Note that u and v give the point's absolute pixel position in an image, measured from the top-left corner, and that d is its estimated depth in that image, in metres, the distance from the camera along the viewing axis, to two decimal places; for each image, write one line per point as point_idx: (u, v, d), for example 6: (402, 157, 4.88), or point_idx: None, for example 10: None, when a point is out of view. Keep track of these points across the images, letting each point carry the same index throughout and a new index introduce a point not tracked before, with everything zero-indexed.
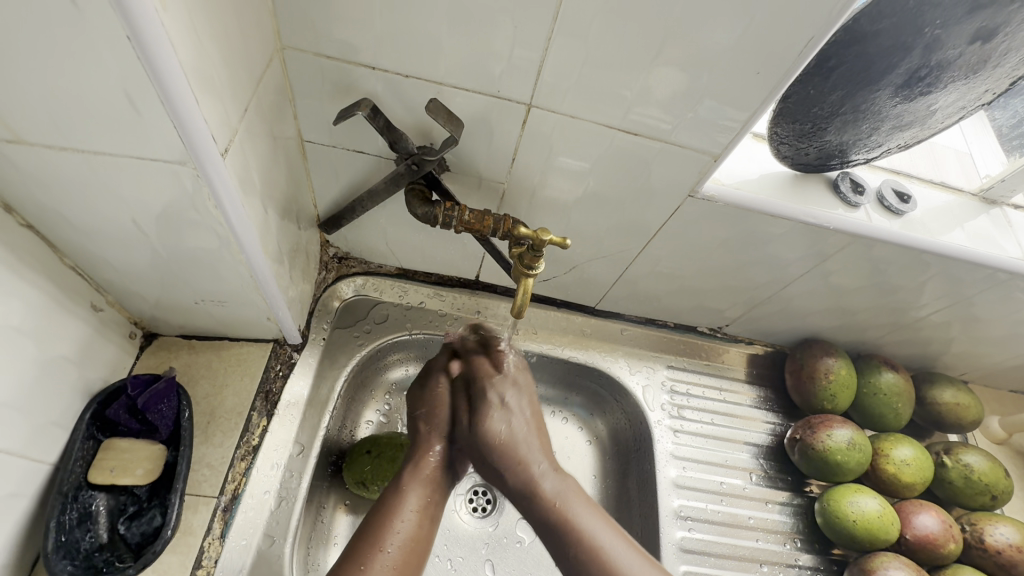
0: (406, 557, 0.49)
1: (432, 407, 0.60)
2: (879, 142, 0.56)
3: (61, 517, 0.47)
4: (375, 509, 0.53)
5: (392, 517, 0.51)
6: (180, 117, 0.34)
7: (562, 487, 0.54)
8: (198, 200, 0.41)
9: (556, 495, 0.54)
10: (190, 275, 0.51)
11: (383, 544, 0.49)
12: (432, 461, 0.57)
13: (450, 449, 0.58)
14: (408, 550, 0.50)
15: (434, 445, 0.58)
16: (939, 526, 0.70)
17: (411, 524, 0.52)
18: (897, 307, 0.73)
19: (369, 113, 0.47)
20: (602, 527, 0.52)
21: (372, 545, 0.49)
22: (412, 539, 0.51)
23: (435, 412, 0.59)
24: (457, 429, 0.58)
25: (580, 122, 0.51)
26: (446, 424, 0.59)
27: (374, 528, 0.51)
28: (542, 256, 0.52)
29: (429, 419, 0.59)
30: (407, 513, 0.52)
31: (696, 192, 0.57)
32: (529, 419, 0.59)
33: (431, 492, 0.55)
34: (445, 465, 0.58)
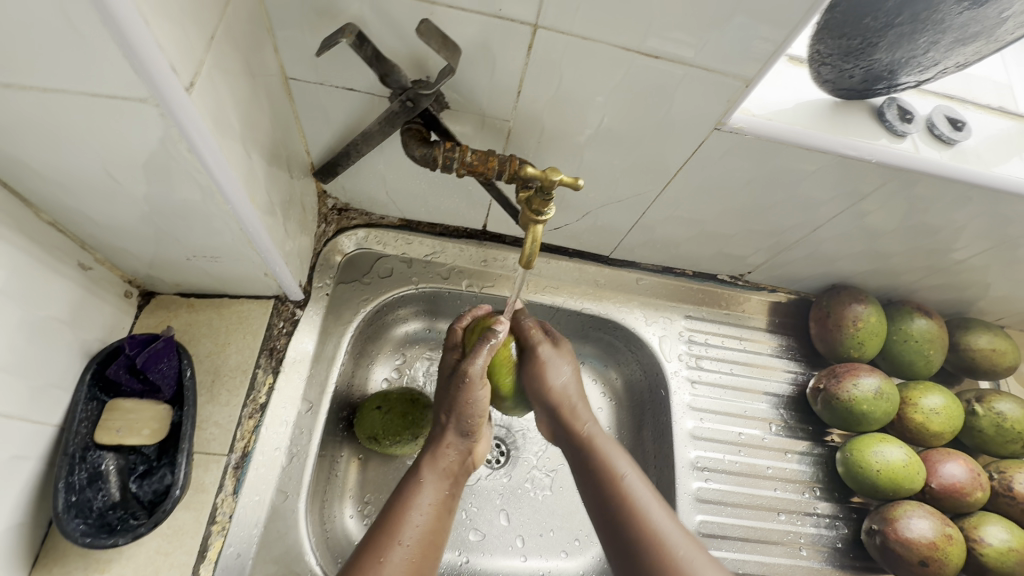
0: (423, 553, 0.47)
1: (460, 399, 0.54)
2: (934, 60, 0.49)
3: (69, 477, 0.47)
4: (388, 504, 0.51)
5: (407, 511, 0.49)
6: (130, 44, 0.29)
7: (607, 445, 0.56)
8: (167, 142, 0.37)
9: (603, 449, 0.55)
10: (177, 230, 0.48)
11: (399, 538, 0.47)
12: (449, 452, 0.55)
13: (470, 443, 0.56)
14: (423, 545, 0.48)
15: (452, 439, 0.55)
16: (966, 475, 0.67)
17: (427, 517, 0.50)
18: (934, 250, 0.68)
19: (355, 42, 0.42)
20: (646, 493, 0.51)
21: (388, 537, 0.47)
22: (429, 533, 0.49)
23: (465, 404, 0.54)
24: (478, 423, 0.56)
25: (594, 45, 0.45)
26: (470, 421, 0.55)
27: (390, 521, 0.48)
28: (552, 200, 0.47)
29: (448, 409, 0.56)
30: (423, 506, 0.50)
31: (723, 125, 0.51)
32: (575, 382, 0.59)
33: (446, 486, 0.53)
34: (463, 457, 0.56)
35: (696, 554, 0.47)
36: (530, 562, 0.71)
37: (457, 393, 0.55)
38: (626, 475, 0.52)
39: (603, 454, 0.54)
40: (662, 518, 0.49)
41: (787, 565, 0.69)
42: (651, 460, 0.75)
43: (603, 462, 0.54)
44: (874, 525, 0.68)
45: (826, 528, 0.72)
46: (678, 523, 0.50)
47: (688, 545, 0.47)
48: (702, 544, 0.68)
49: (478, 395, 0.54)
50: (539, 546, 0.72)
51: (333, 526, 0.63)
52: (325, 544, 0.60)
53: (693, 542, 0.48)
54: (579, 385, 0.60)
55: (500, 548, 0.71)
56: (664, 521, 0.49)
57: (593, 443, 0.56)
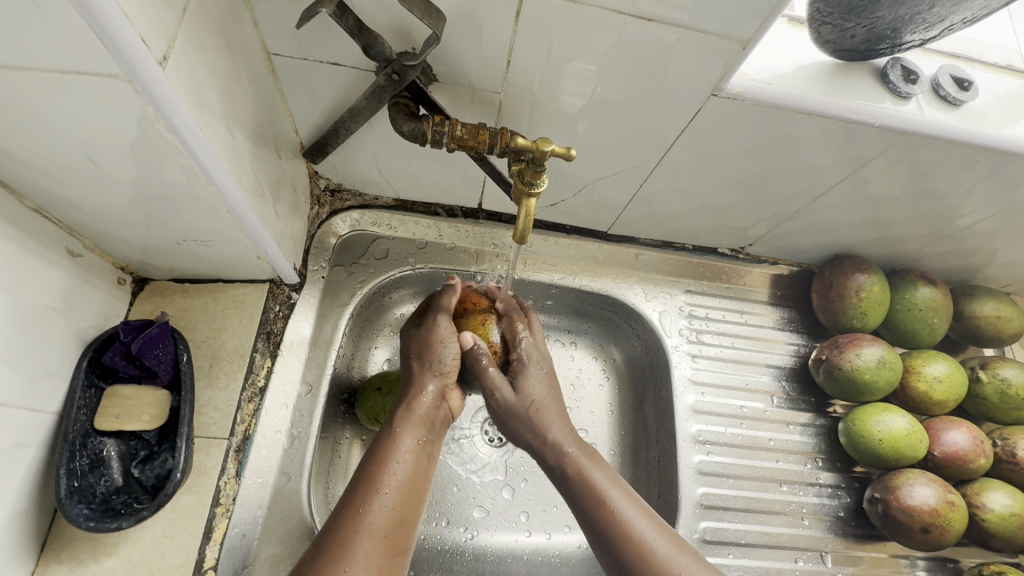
0: (406, 497, 0.46)
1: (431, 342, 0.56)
2: (941, 17, 0.47)
3: (70, 464, 0.47)
4: (365, 455, 0.49)
5: (386, 459, 0.48)
6: (95, 17, 0.28)
7: (587, 462, 0.53)
8: (144, 121, 0.36)
9: (583, 469, 0.52)
10: (165, 214, 0.47)
11: (381, 485, 0.46)
12: (423, 402, 0.54)
13: (444, 388, 0.55)
14: (407, 491, 0.47)
15: (427, 381, 0.55)
16: (969, 442, 0.67)
17: (408, 464, 0.48)
18: (939, 217, 0.67)
19: (336, 11, 0.40)
20: (624, 503, 0.50)
21: (368, 488, 0.46)
22: (409, 479, 0.48)
23: (435, 349, 0.55)
24: (450, 367, 0.55)
25: (584, 9, 0.43)
26: (443, 364, 0.55)
27: (370, 468, 0.47)
28: (544, 172, 0.46)
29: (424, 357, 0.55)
30: (403, 454, 0.49)
31: (721, 90, 0.49)
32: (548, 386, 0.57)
33: (427, 434, 0.52)
34: (440, 404, 0.54)
35: (680, 558, 0.47)
36: (534, 537, 0.72)
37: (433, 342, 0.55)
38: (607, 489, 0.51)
39: (585, 475, 0.52)
40: (644, 527, 0.49)
41: (789, 535, 0.69)
42: (654, 435, 0.75)
43: (581, 481, 0.52)
44: (877, 493, 0.68)
45: (828, 498, 0.72)
46: (662, 527, 0.49)
47: (674, 551, 0.48)
48: (704, 516, 0.68)
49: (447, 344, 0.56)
50: (543, 522, 0.73)
51: None
52: None
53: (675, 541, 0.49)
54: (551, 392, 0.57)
55: (504, 524, 0.72)
56: (647, 529, 0.49)
57: (572, 461, 0.53)
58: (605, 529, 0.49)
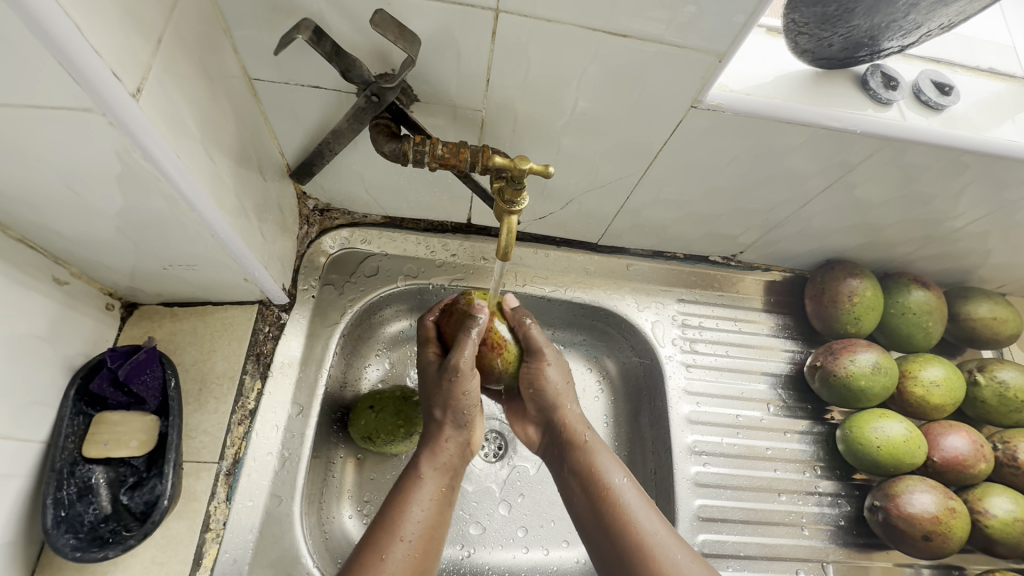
0: (429, 542, 0.49)
1: (452, 392, 0.53)
2: (917, 23, 0.47)
3: (57, 493, 0.47)
4: (388, 501, 0.51)
5: (407, 507, 0.50)
6: (64, 53, 0.29)
7: (602, 454, 0.56)
8: (121, 151, 0.36)
9: (598, 464, 0.55)
10: (149, 240, 0.47)
11: (400, 534, 0.48)
12: (448, 446, 0.54)
13: (468, 436, 0.55)
14: (425, 539, 0.49)
15: (448, 432, 0.54)
16: (969, 447, 0.66)
17: (429, 510, 0.50)
18: (929, 220, 0.66)
19: (312, 38, 0.40)
20: (632, 498, 0.53)
21: (388, 535, 0.47)
22: (429, 526, 0.49)
23: (458, 399, 0.54)
24: (472, 416, 0.55)
25: (559, 27, 0.43)
26: (464, 413, 0.54)
27: (392, 517, 0.49)
28: (524, 189, 0.46)
29: (446, 405, 0.54)
30: (423, 500, 0.50)
31: (701, 102, 0.50)
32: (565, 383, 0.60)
33: (447, 479, 0.53)
34: (460, 447, 0.55)
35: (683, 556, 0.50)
36: (532, 553, 0.71)
37: (454, 387, 0.53)
38: (618, 485, 0.54)
39: (594, 468, 0.55)
40: (651, 524, 0.52)
41: (789, 546, 0.69)
42: (650, 447, 0.74)
43: (594, 474, 0.55)
44: (876, 501, 0.67)
45: (828, 506, 0.71)
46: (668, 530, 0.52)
47: (677, 548, 0.50)
48: (702, 528, 0.67)
49: (470, 393, 0.54)
50: (540, 537, 0.72)
51: (332, 527, 0.63)
52: (323, 545, 0.60)
53: (677, 539, 0.51)
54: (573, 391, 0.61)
55: (500, 541, 0.71)
56: (652, 524, 0.52)
57: (590, 455, 0.56)
58: (616, 519, 0.52)
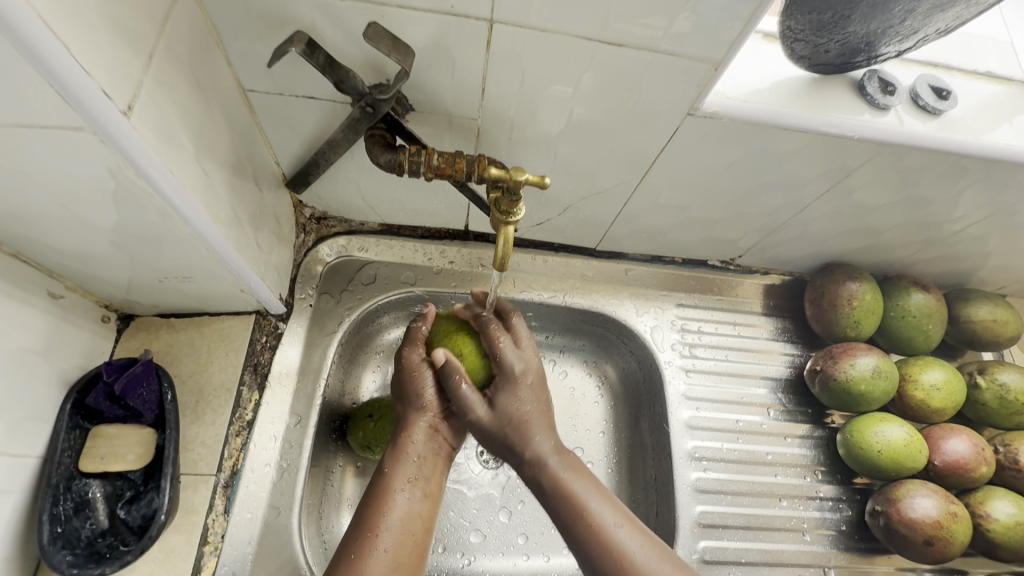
0: (402, 539, 0.46)
1: (411, 384, 0.53)
2: (913, 29, 0.47)
3: (54, 509, 0.47)
4: (364, 499, 0.49)
5: (381, 504, 0.48)
6: (51, 73, 0.28)
7: (570, 476, 0.52)
8: (113, 168, 0.36)
9: (568, 485, 0.51)
10: (144, 254, 0.47)
11: (376, 530, 0.46)
12: (416, 439, 0.52)
13: (436, 421, 0.53)
14: (403, 533, 0.47)
15: (417, 420, 0.53)
16: (970, 450, 0.66)
17: (403, 505, 0.48)
18: (928, 223, 0.66)
19: (305, 50, 0.40)
20: (607, 512, 0.49)
21: (362, 534, 0.46)
22: (406, 520, 0.48)
23: (416, 388, 0.52)
24: (433, 398, 0.53)
25: (554, 36, 0.43)
26: (425, 396, 0.52)
27: (366, 516, 0.47)
28: (521, 200, 0.46)
29: (405, 398, 0.53)
30: (398, 496, 0.49)
31: (697, 110, 0.49)
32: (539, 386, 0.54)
33: (422, 471, 0.51)
34: (432, 436, 0.53)
35: (666, 573, 0.46)
36: (533, 560, 0.71)
37: (410, 379, 0.53)
38: (590, 507, 0.49)
39: (564, 485, 0.51)
40: (628, 539, 0.48)
41: (790, 551, 0.68)
42: (650, 453, 0.74)
43: (563, 492, 0.51)
44: (878, 506, 0.67)
45: (829, 511, 0.71)
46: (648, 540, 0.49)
47: (659, 565, 0.47)
48: (703, 535, 0.67)
49: (430, 383, 0.53)
50: (541, 545, 0.72)
51: (331, 537, 0.63)
52: (322, 555, 0.60)
53: (657, 551, 0.48)
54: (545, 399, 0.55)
55: (501, 548, 0.71)
56: (630, 541, 0.48)
57: (557, 478, 0.51)
58: (591, 541, 0.48)
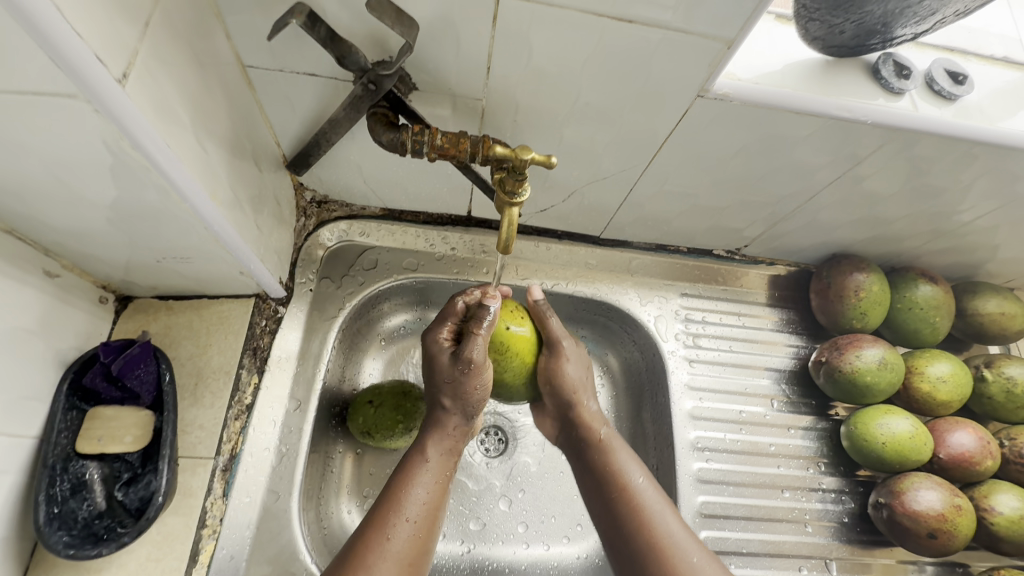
0: (428, 518, 0.49)
1: (467, 386, 0.52)
2: (932, 10, 0.45)
3: (51, 490, 0.46)
4: (392, 477, 0.51)
5: (409, 485, 0.50)
6: (42, 35, 0.27)
7: (620, 450, 0.56)
8: (109, 140, 0.35)
9: (613, 459, 0.55)
10: (142, 233, 0.46)
11: (404, 514, 0.48)
12: (450, 424, 0.54)
13: (471, 419, 0.55)
14: (429, 515, 0.49)
15: (455, 417, 0.54)
16: (976, 444, 0.65)
17: (431, 490, 0.50)
18: (938, 213, 0.65)
19: (306, 22, 0.39)
20: (649, 491, 0.53)
21: (394, 514, 0.48)
22: (430, 507, 0.50)
23: (470, 393, 0.53)
24: (481, 398, 0.54)
25: (562, 12, 0.42)
26: (471, 405, 0.54)
27: (391, 499, 0.49)
28: (526, 180, 0.45)
29: (455, 395, 0.53)
30: (425, 478, 0.51)
31: (707, 91, 0.48)
32: (586, 370, 0.60)
33: (450, 463, 0.53)
34: (464, 427, 0.55)
35: (699, 553, 0.50)
36: (532, 548, 0.70)
37: (468, 380, 0.52)
38: (635, 484, 0.53)
39: (609, 458, 0.56)
40: (667, 523, 0.51)
41: (792, 542, 0.68)
42: (652, 443, 0.73)
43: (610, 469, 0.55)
44: (881, 499, 0.66)
45: (832, 503, 0.71)
46: (686, 528, 0.52)
47: (697, 551, 0.50)
48: (704, 525, 0.67)
49: (482, 382, 0.52)
50: (541, 533, 0.71)
51: (331, 522, 0.63)
52: (321, 541, 0.59)
53: (688, 534, 0.51)
54: (591, 383, 0.60)
55: (501, 537, 0.70)
56: (665, 520, 0.51)
57: (608, 447, 0.57)
58: (631, 515, 0.52)
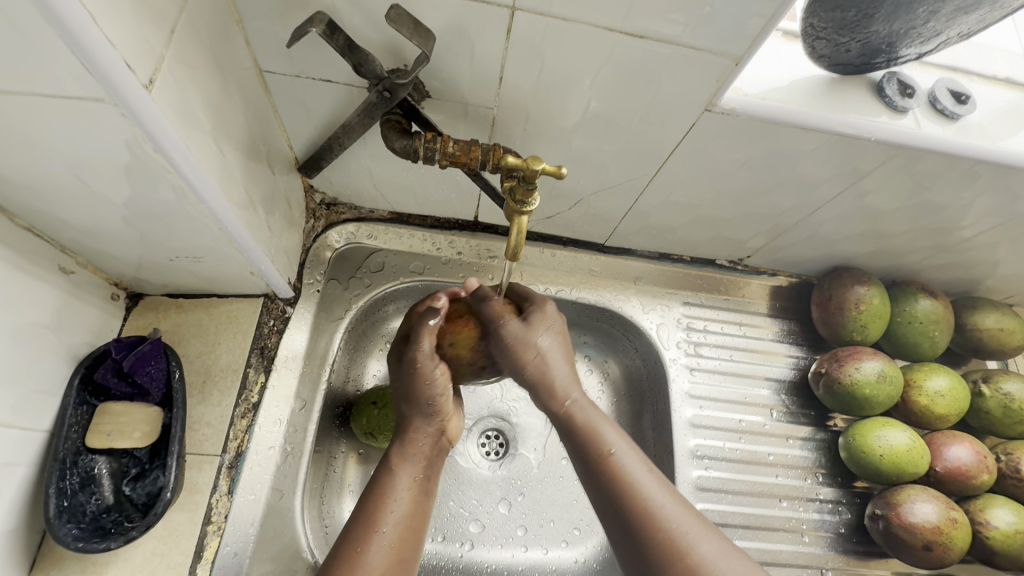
0: (404, 535, 0.46)
1: (419, 381, 0.51)
2: (935, 31, 0.46)
3: (61, 483, 0.47)
4: (365, 494, 0.48)
5: (382, 500, 0.47)
6: (76, 42, 0.28)
7: (596, 418, 0.49)
8: (132, 142, 0.36)
9: (593, 424, 0.49)
10: (157, 231, 0.47)
11: (377, 525, 0.45)
12: (420, 438, 0.51)
13: (441, 425, 0.52)
14: (404, 530, 0.46)
15: (419, 423, 0.51)
16: (972, 457, 0.66)
17: (405, 503, 0.48)
18: (939, 229, 0.66)
19: (325, 31, 0.40)
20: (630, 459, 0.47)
21: (365, 526, 0.45)
22: (407, 517, 0.47)
23: (424, 389, 0.51)
24: (443, 403, 0.51)
25: (575, 26, 0.43)
26: (433, 401, 0.51)
27: (367, 509, 0.46)
28: (535, 190, 0.46)
29: (412, 400, 0.51)
30: (400, 492, 0.48)
31: (715, 105, 0.49)
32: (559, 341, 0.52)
33: (424, 472, 0.50)
34: (436, 439, 0.52)
35: (690, 525, 0.43)
36: (531, 552, 0.71)
37: (421, 380, 0.51)
38: (614, 450, 0.47)
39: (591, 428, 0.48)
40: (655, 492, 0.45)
41: (789, 552, 0.69)
42: (652, 449, 0.74)
43: (591, 435, 0.48)
44: (877, 510, 0.67)
45: (828, 514, 0.71)
46: (675, 497, 0.45)
47: (685, 519, 0.43)
48: None
49: (436, 375, 0.51)
50: (540, 537, 0.72)
51: (332, 522, 0.63)
52: (323, 539, 0.60)
53: (684, 510, 0.44)
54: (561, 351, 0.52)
55: (500, 539, 0.71)
56: (655, 494, 0.44)
57: (581, 418, 0.49)
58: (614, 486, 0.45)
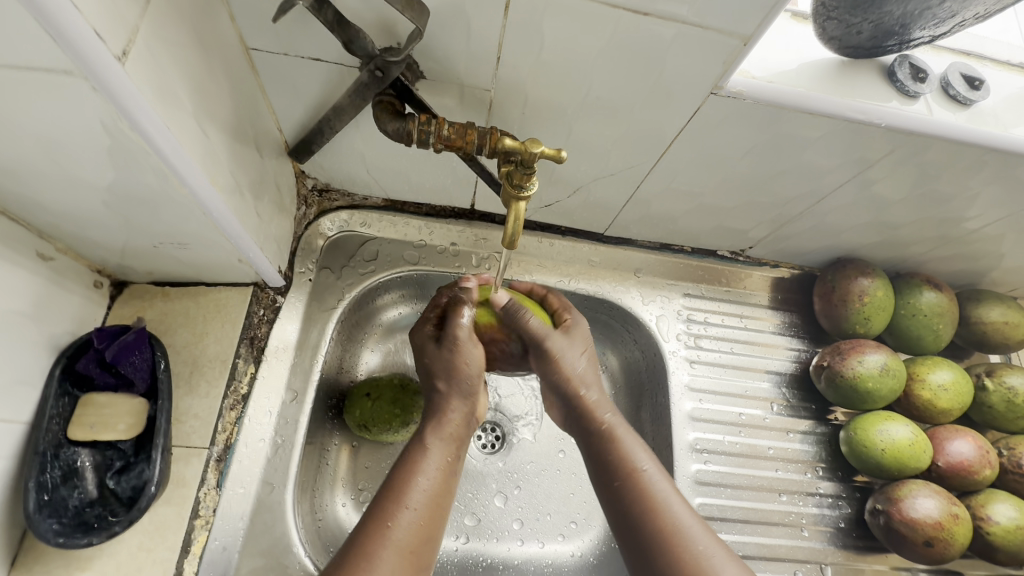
0: (431, 513, 0.43)
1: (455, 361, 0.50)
2: (951, 12, 0.44)
3: (41, 477, 0.45)
4: (395, 467, 0.45)
5: (412, 473, 0.44)
6: (40, 8, 0.26)
7: (625, 435, 0.50)
8: (107, 120, 0.34)
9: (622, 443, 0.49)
10: (139, 216, 0.45)
11: (405, 501, 0.42)
12: (451, 416, 0.49)
13: (472, 405, 0.50)
14: (432, 506, 0.43)
15: (454, 402, 0.50)
16: (975, 452, 0.65)
17: (435, 481, 0.45)
18: (946, 220, 0.65)
19: (313, 6, 0.38)
20: (655, 474, 0.47)
21: (394, 501, 0.42)
22: (436, 495, 0.44)
23: (461, 368, 0.50)
24: (476, 380, 0.51)
25: (576, 3, 0.41)
26: (466, 382, 0.50)
27: (394, 483, 0.44)
28: (534, 175, 0.44)
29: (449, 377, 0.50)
30: (429, 469, 0.45)
31: (720, 89, 0.47)
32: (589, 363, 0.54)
33: (455, 449, 0.47)
34: (468, 418, 0.50)
35: (713, 546, 0.43)
36: (527, 546, 0.70)
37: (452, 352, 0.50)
38: (642, 467, 0.47)
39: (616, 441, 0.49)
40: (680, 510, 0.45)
41: (788, 546, 0.68)
42: (650, 443, 0.73)
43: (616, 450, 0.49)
44: (878, 505, 0.66)
45: (828, 508, 0.70)
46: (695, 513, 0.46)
47: (706, 539, 0.44)
48: None
49: (471, 360, 0.50)
50: (536, 530, 0.71)
51: (325, 515, 0.62)
52: (316, 533, 0.59)
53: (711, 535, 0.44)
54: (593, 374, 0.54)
55: (496, 533, 0.70)
56: (683, 514, 0.45)
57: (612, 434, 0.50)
58: (641, 499, 0.46)
